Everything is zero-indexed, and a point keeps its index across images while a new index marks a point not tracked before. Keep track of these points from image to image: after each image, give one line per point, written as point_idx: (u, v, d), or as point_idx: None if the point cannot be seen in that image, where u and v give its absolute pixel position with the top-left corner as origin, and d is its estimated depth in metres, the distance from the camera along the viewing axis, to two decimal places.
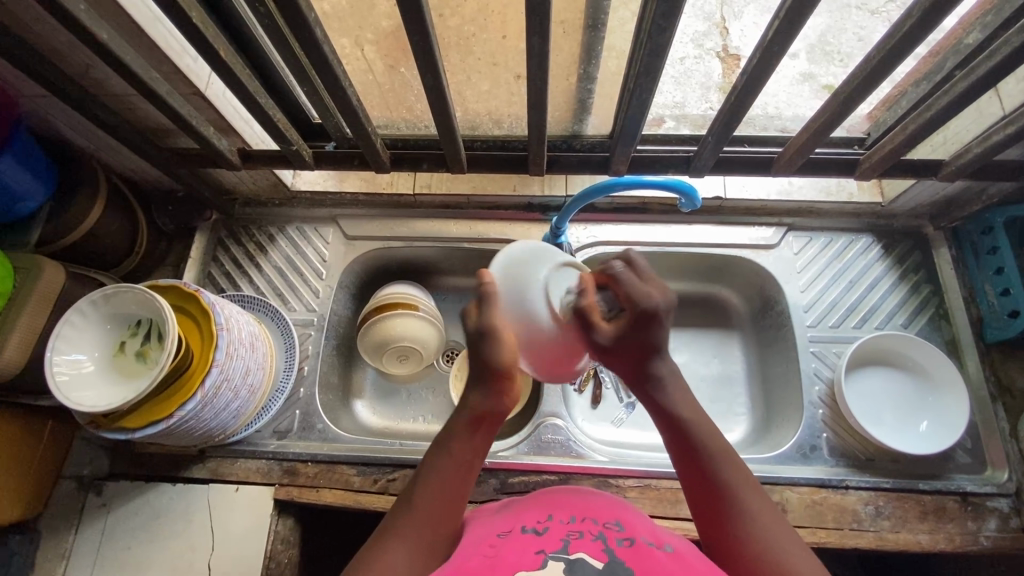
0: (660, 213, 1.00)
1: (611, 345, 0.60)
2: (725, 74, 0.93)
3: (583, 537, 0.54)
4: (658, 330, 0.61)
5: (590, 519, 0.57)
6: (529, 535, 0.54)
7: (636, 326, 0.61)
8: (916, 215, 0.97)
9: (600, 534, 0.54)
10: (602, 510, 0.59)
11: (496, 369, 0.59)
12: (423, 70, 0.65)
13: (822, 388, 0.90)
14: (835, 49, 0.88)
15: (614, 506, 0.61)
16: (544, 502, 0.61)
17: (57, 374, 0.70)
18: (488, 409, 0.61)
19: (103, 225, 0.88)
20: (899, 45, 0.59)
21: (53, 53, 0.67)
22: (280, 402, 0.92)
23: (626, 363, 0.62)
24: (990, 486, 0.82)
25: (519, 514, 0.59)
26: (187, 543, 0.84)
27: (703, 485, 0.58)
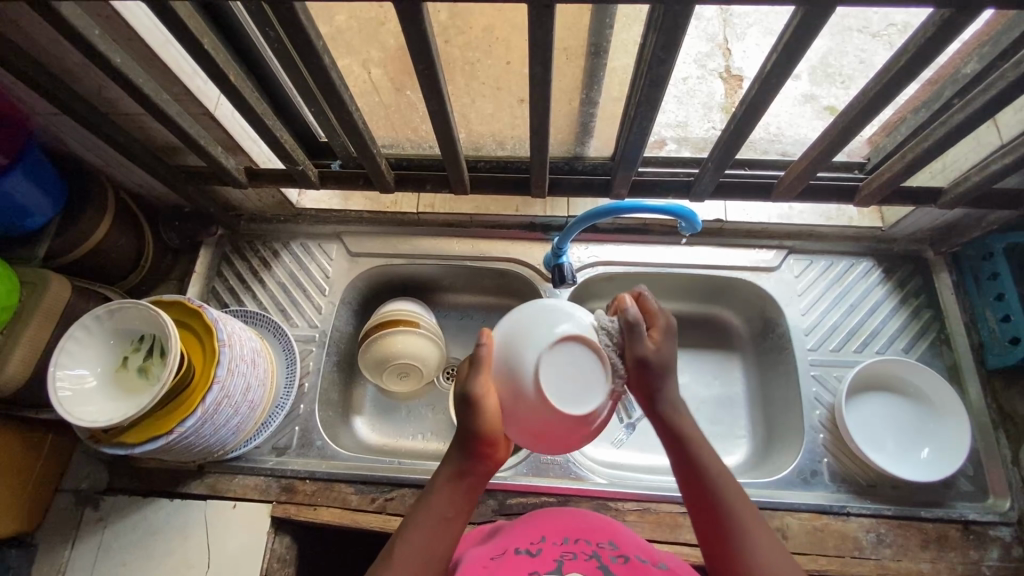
0: (661, 234, 1.00)
1: (651, 360, 0.62)
2: (727, 95, 0.96)
3: (577, 557, 0.56)
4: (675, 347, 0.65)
5: (584, 539, 0.59)
6: (523, 557, 0.56)
7: (666, 342, 0.64)
8: (916, 240, 0.97)
9: (595, 554, 0.56)
10: (594, 528, 0.61)
11: (471, 433, 0.60)
12: (428, 95, 0.67)
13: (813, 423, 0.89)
14: (837, 71, 0.93)
15: (606, 524, 0.62)
16: (535, 522, 0.62)
17: (59, 390, 0.70)
18: (467, 464, 0.60)
19: (110, 240, 0.89)
20: (896, 78, 0.60)
21: (67, 73, 0.68)
22: (280, 418, 0.92)
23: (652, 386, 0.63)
24: (993, 515, 0.81)
25: (508, 537, 0.61)
26: (182, 559, 0.83)
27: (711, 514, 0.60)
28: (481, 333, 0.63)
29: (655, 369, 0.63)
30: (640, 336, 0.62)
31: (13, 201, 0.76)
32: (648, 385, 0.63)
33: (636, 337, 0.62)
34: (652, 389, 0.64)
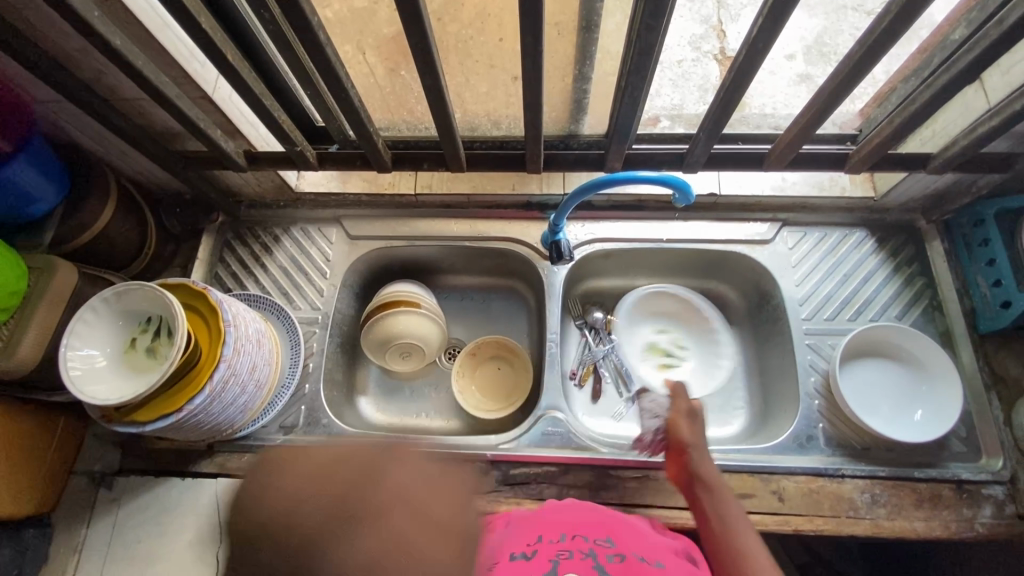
0: (657, 210, 1.02)
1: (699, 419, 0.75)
2: (721, 74, 0.98)
3: (573, 556, 0.58)
4: (703, 422, 0.74)
5: (580, 539, 0.62)
6: (519, 560, 0.58)
7: (697, 413, 0.75)
8: (908, 209, 0.98)
9: (592, 552, 0.59)
10: (589, 529, 0.65)
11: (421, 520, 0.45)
12: (422, 71, 0.68)
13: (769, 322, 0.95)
14: (830, 50, 0.96)
15: (603, 525, 0.66)
16: (532, 529, 0.66)
17: (71, 370, 0.72)
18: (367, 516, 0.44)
19: (113, 226, 0.90)
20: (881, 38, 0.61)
21: (68, 59, 0.70)
22: (286, 398, 0.94)
23: (681, 476, 0.71)
24: (986, 474, 0.83)
25: (507, 540, 0.63)
26: (195, 536, 0.86)
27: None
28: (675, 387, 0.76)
29: (682, 437, 0.72)
30: (680, 395, 0.76)
31: (16, 188, 0.77)
32: (679, 463, 0.71)
33: (677, 395, 0.76)
34: (682, 466, 0.71)
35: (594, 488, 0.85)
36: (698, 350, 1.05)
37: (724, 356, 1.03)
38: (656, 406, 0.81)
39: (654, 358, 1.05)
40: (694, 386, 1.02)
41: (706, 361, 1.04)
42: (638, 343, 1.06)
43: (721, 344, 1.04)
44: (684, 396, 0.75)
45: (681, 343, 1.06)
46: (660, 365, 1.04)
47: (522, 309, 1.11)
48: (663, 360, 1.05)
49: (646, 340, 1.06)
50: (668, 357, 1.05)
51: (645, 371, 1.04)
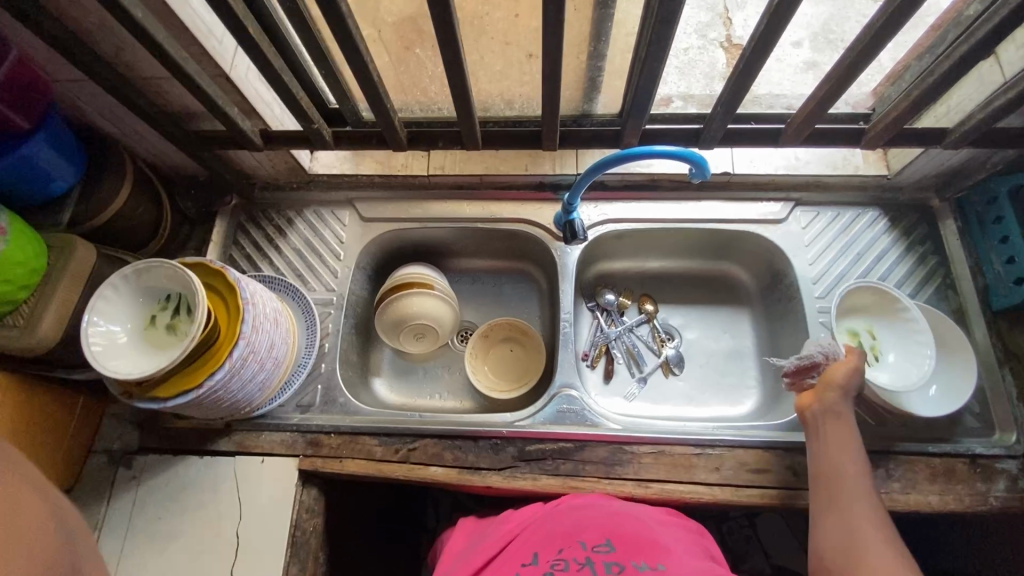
0: (670, 189, 1.02)
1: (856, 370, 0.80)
2: (728, 62, 0.97)
3: (567, 566, 0.62)
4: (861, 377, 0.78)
5: (579, 544, 0.66)
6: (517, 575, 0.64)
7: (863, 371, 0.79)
8: (921, 188, 0.99)
9: (588, 561, 0.62)
10: (592, 532, 0.68)
11: None
12: (442, 44, 0.68)
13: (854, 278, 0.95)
14: (839, 37, 0.94)
15: (607, 524, 0.69)
16: (540, 535, 0.71)
17: (92, 345, 0.72)
18: None
19: (129, 207, 0.90)
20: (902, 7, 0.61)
21: (87, 35, 0.70)
22: (302, 377, 0.94)
23: (812, 407, 0.78)
24: (1000, 448, 0.83)
25: (528, 540, 0.71)
26: (214, 512, 0.87)
27: (830, 551, 0.65)
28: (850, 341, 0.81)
29: (837, 377, 0.77)
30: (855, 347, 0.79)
31: (37, 166, 0.77)
32: (821, 395, 0.77)
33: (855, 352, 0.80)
34: (824, 400, 0.77)
35: (609, 464, 0.86)
36: (889, 358, 0.90)
37: (906, 380, 0.87)
38: (827, 351, 0.81)
39: (846, 334, 0.92)
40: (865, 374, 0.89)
41: (885, 369, 0.90)
42: (853, 316, 0.93)
43: (910, 369, 0.87)
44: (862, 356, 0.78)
45: (879, 341, 0.91)
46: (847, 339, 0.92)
47: (533, 291, 1.11)
48: (856, 342, 0.92)
49: (860, 322, 0.93)
50: (861, 344, 0.91)
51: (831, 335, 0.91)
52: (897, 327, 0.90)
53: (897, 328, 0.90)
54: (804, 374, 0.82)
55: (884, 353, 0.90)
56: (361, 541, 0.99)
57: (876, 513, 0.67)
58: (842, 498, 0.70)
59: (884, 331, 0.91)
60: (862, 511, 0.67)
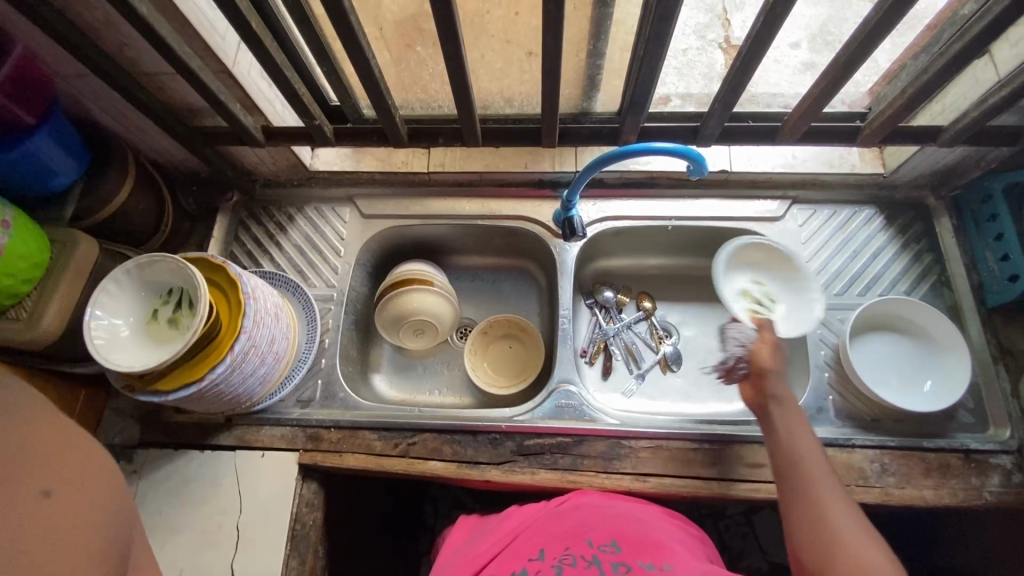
0: (668, 187, 1.02)
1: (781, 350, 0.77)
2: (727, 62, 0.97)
3: (574, 563, 0.63)
4: (784, 356, 0.77)
5: (585, 543, 0.67)
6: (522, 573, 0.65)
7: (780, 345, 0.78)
8: (917, 186, 1.00)
9: (595, 560, 0.63)
10: (597, 533, 0.69)
11: None
12: (443, 41, 0.69)
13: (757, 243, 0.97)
14: (837, 38, 0.95)
15: (613, 526, 0.70)
16: (544, 534, 0.71)
17: (95, 338, 0.73)
18: None
19: (132, 202, 0.91)
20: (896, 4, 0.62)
21: (91, 31, 0.71)
22: (303, 372, 0.95)
23: (759, 397, 0.74)
24: (994, 444, 0.84)
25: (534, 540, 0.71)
26: (215, 506, 0.87)
27: (809, 551, 0.59)
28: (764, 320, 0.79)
29: (766, 363, 0.75)
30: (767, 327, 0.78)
31: (41, 161, 0.78)
32: (760, 385, 0.74)
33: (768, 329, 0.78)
34: (765, 389, 0.74)
35: (607, 458, 0.87)
36: (780, 298, 0.96)
37: (803, 307, 0.94)
38: (741, 334, 0.81)
39: (740, 300, 0.95)
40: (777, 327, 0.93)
41: (784, 312, 0.95)
42: (732, 281, 0.97)
43: (796, 298, 0.95)
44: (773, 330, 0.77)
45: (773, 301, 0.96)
46: (747, 306, 0.94)
47: (532, 288, 1.12)
48: (752, 304, 0.94)
49: (739, 282, 0.97)
50: (756, 302, 0.95)
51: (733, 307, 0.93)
52: (767, 269, 0.98)
53: (754, 269, 0.98)
54: (735, 367, 0.77)
55: (774, 297, 0.96)
56: (360, 536, 1.00)
57: (844, 499, 0.62)
58: (811, 487, 0.64)
59: (761, 279, 0.98)
60: (833, 500, 0.62)
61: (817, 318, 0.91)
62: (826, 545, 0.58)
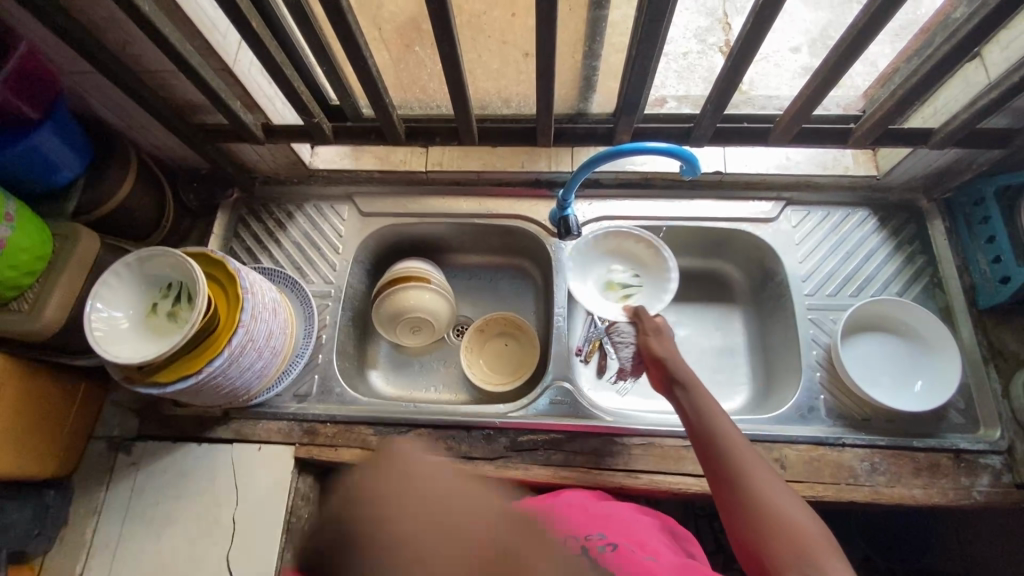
0: (664, 188, 1.04)
1: (666, 334, 0.86)
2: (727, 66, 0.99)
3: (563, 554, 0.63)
4: (667, 338, 0.86)
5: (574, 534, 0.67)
6: None
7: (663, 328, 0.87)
8: (910, 188, 1.00)
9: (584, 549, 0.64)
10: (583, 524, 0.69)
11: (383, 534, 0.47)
12: (440, 42, 0.70)
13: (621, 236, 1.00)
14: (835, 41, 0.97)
15: (598, 519, 0.71)
16: None
17: (94, 329, 0.74)
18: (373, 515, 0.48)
19: (133, 197, 0.93)
20: None
21: (95, 29, 0.72)
22: (300, 366, 0.96)
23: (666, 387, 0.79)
24: (983, 444, 0.85)
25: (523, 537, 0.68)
26: (212, 498, 0.89)
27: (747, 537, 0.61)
28: (641, 312, 0.89)
29: (657, 350, 0.83)
30: (645, 317, 0.88)
31: (44, 156, 0.79)
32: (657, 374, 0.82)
33: (650, 323, 0.87)
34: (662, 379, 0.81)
35: (599, 455, 0.88)
36: (641, 269, 1.01)
37: (659, 270, 0.99)
38: (624, 334, 0.93)
39: (609, 296, 0.99)
40: (647, 302, 0.98)
41: (647, 286, 0.99)
42: (596, 283, 1.01)
43: (652, 263, 1.00)
44: (649, 318, 0.88)
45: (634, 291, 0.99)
46: (619, 299, 0.98)
47: (528, 286, 1.13)
48: (620, 293, 0.99)
49: (604, 278, 1.01)
50: (624, 289, 1.00)
51: (608, 309, 0.97)
52: (613, 252, 1.02)
53: (601, 257, 1.02)
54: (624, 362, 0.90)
55: (637, 271, 1.01)
56: None
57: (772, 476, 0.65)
58: (739, 475, 0.65)
59: (616, 264, 1.02)
60: (765, 483, 0.64)
61: (672, 278, 0.97)
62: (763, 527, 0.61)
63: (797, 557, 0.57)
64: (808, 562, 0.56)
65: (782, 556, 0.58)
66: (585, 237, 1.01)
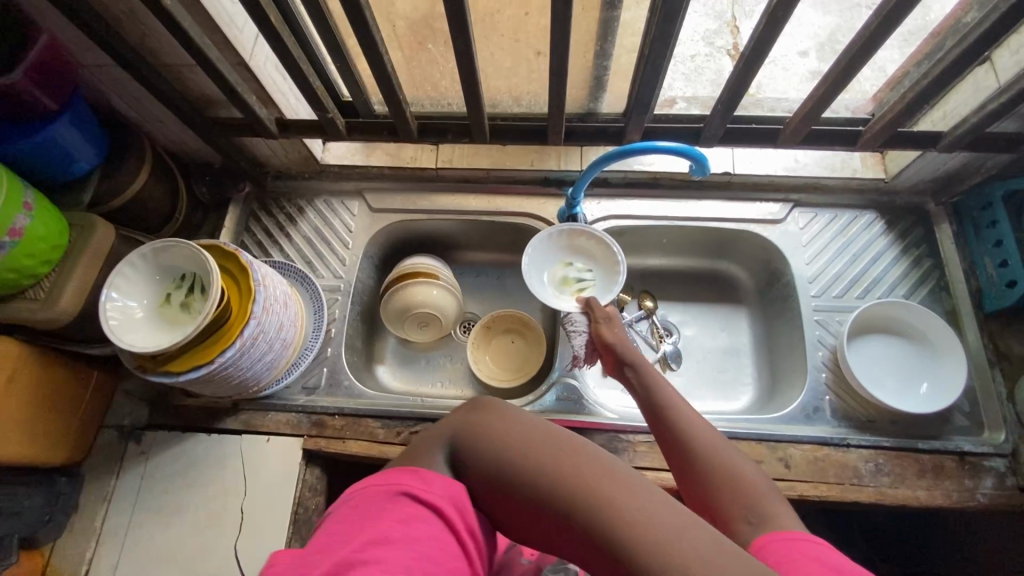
0: (672, 188, 1.04)
1: (612, 318, 0.87)
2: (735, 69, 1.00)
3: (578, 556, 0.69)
4: (618, 324, 0.88)
5: None
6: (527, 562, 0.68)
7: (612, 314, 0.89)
8: (918, 192, 1.01)
9: None
10: None
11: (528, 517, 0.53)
12: (454, 38, 0.71)
13: (575, 229, 0.96)
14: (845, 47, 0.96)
15: None
16: None
17: (109, 318, 0.75)
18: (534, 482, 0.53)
19: (147, 189, 0.94)
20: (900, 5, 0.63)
21: (116, 22, 0.74)
22: (309, 359, 0.97)
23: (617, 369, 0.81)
24: (988, 447, 0.85)
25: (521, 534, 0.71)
26: (220, 488, 0.90)
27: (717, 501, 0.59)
28: (588, 301, 0.89)
29: (607, 337, 0.84)
30: (595, 305, 0.88)
31: (62, 147, 0.80)
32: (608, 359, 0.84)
33: (599, 312, 0.88)
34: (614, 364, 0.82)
35: (605, 451, 0.88)
36: (594, 263, 0.96)
37: (611, 263, 0.95)
38: (576, 324, 0.89)
39: (563, 291, 0.95)
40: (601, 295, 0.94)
41: (599, 281, 0.95)
42: (549, 278, 0.96)
43: (603, 256, 0.96)
44: (600, 306, 0.88)
45: (587, 285, 0.95)
46: (572, 293, 0.94)
47: None
48: (573, 288, 0.95)
49: (557, 273, 0.96)
50: (577, 284, 0.95)
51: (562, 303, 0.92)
52: (565, 249, 0.97)
53: (555, 253, 0.97)
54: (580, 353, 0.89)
55: (590, 265, 0.96)
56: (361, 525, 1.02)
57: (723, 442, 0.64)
58: (668, 409, 0.69)
59: (569, 260, 0.97)
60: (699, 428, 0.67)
61: (623, 269, 0.93)
62: (728, 489, 0.59)
63: (745, 504, 0.58)
64: (756, 511, 0.57)
65: (727, 501, 0.59)
66: (539, 233, 0.96)
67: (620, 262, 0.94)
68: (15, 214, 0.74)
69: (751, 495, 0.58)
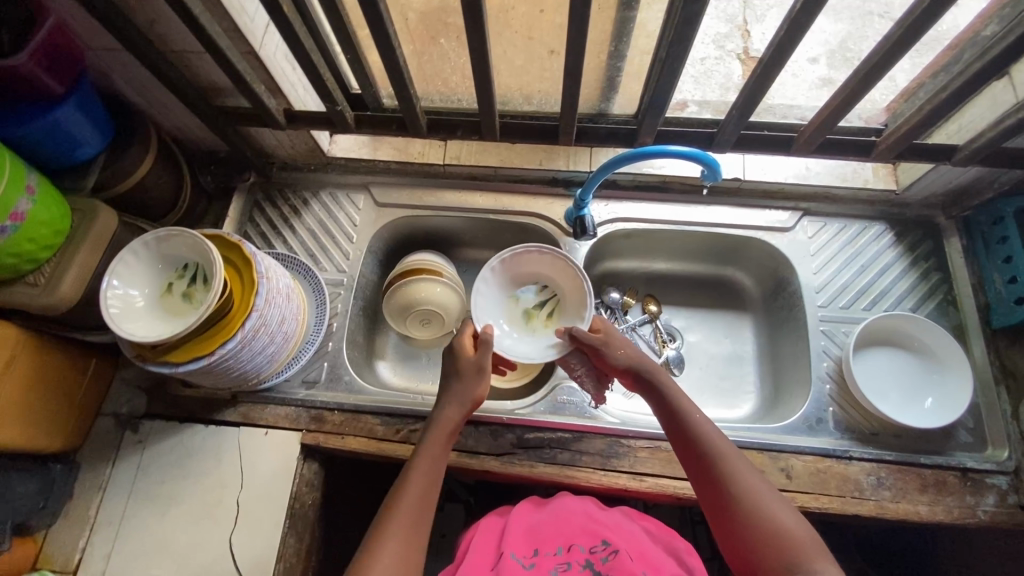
0: (680, 192, 1.03)
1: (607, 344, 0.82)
2: (744, 75, 0.99)
3: (570, 567, 0.67)
4: (615, 343, 0.83)
5: (577, 546, 0.70)
6: (517, 565, 0.67)
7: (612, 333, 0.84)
8: (928, 205, 1.00)
9: (588, 563, 0.67)
10: (586, 535, 0.72)
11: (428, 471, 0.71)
12: (469, 32, 0.70)
13: (513, 256, 0.92)
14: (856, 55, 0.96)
15: (596, 525, 0.73)
16: (531, 534, 0.73)
17: (109, 307, 0.74)
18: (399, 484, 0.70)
19: (152, 176, 0.93)
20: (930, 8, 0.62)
21: (125, 5, 0.72)
22: (310, 353, 0.96)
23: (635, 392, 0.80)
24: (990, 464, 0.84)
25: (512, 539, 0.71)
26: (217, 479, 0.89)
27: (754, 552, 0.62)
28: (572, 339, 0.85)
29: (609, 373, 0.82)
30: (580, 341, 0.83)
31: (66, 131, 0.79)
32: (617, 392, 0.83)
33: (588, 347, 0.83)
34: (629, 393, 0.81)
35: (605, 456, 0.88)
36: (550, 280, 0.93)
37: (570, 278, 0.91)
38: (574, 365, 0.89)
39: (532, 326, 0.93)
40: (569, 315, 0.91)
41: (565, 298, 0.92)
42: (511, 319, 0.93)
43: (559, 273, 0.92)
44: (585, 342, 0.83)
45: (551, 309, 0.93)
46: (543, 325, 0.92)
47: None
48: (541, 317, 0.93)
49: (518, 308, 0.94)
50: (542, 311, 0.93)
51: (539, 344, 0.90)
52: (514, 276, 0.93)
53: (505, 286, 0.94)
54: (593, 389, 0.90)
55: (545, 284, 0.94)
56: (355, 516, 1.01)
57: (762, 482, 0.66)
58: (704, 445, 0.70)
59: (519, 285, 0.94)
60: (740, 468, 0.67)
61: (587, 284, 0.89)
62: (767, 541, 0.61)
63: (787, 564, 0.59)
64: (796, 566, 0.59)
65: (771, 564, 0.60)
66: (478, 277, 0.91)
67: (578, 275, 0.90)
68: (17, 198, 0.73)
69: (787, 546, 0.60)
